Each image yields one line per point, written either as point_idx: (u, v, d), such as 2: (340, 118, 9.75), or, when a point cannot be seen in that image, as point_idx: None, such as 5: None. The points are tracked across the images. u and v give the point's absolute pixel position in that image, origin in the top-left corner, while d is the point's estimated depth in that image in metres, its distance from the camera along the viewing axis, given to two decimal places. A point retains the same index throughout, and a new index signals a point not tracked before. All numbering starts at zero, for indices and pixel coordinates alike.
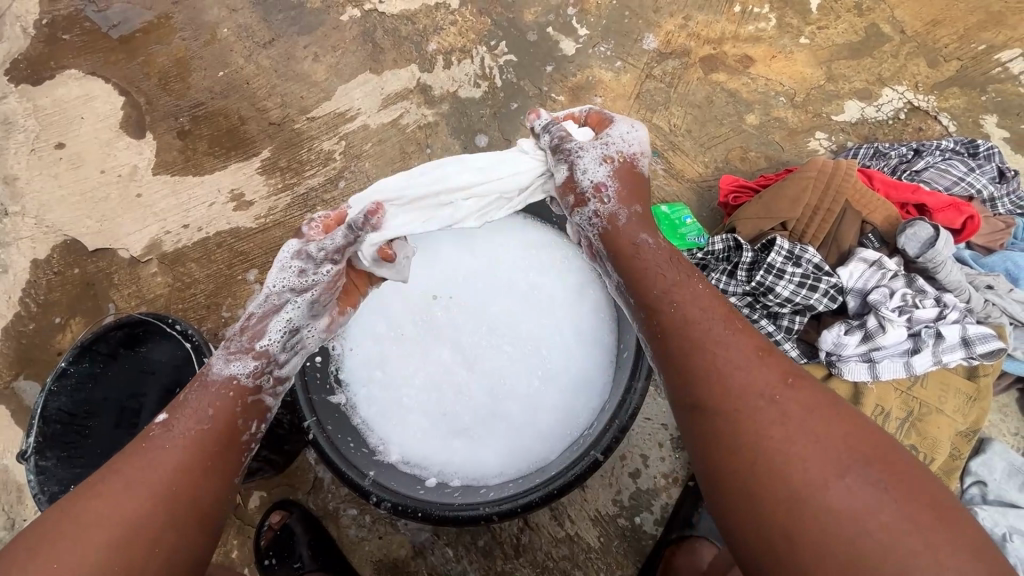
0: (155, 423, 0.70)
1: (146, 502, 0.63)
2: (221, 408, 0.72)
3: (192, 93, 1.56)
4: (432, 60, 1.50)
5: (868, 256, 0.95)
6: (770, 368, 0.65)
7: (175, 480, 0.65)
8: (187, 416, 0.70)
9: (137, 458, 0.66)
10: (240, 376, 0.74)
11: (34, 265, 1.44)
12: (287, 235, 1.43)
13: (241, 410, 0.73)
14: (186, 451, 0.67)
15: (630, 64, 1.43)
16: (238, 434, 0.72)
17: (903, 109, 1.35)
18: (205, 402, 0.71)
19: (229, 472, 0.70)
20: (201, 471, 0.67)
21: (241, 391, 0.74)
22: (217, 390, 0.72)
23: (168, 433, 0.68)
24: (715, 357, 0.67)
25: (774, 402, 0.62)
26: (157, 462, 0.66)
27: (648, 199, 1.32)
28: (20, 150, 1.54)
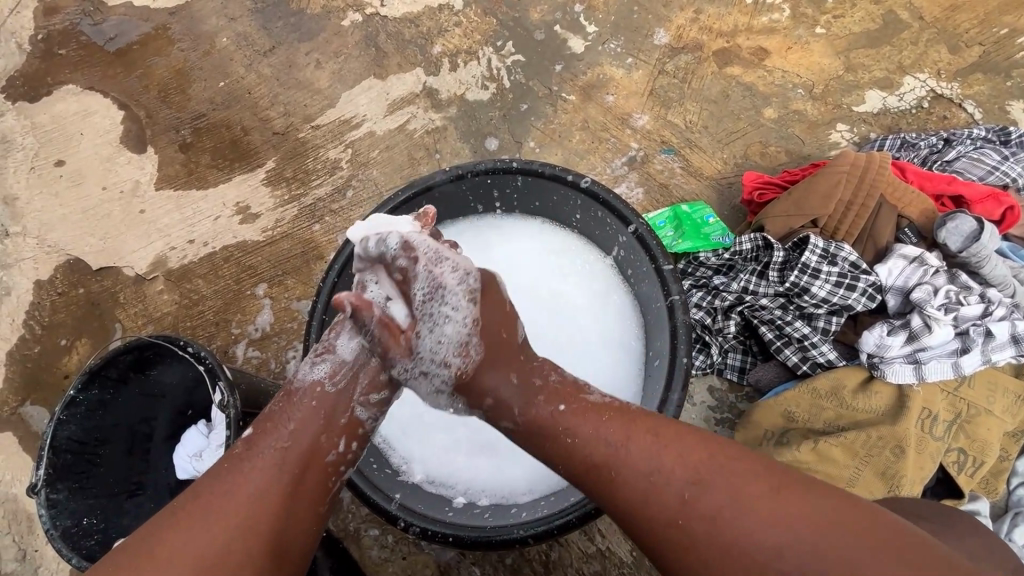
0: (240, 439, 0.67)
1: (231, 527, 0.58)
2: (305, 424, 0.68)
3: (193, 105, 1.52)
4: (437, 63, 1.46)
5: (908, 253, 0.92)
6: (673, 463, 0.60)
7: (261, 506, 0.61)
8: (272, 436, 0.66)
9: (222, 480, 0.62)
10: (329, 389, 0.71)
11: (37, 286, 1.41)
12: (295, 246, 1.39)
13: (330, 427, 0.69)
14: (278, 467, 0.64)
15: (641, 60, 1.39)
16: (323, 455, 0.68)
17: (926, 98, 1.31)
18: (290, 415, 0.68)
19: (313, 496, 0.66)
20: (285, 496, 0.63)
21: (327, 406, 0.70)
22: (304, 402, 0.69)
23: (252, 452, 0.64)
24: (619, 470, 0.61)
25: (703, 506, 0.56)
26: (238, 484, 0.62)
27: (666, 198, 1.28)
28: (19, 169, 1.50)
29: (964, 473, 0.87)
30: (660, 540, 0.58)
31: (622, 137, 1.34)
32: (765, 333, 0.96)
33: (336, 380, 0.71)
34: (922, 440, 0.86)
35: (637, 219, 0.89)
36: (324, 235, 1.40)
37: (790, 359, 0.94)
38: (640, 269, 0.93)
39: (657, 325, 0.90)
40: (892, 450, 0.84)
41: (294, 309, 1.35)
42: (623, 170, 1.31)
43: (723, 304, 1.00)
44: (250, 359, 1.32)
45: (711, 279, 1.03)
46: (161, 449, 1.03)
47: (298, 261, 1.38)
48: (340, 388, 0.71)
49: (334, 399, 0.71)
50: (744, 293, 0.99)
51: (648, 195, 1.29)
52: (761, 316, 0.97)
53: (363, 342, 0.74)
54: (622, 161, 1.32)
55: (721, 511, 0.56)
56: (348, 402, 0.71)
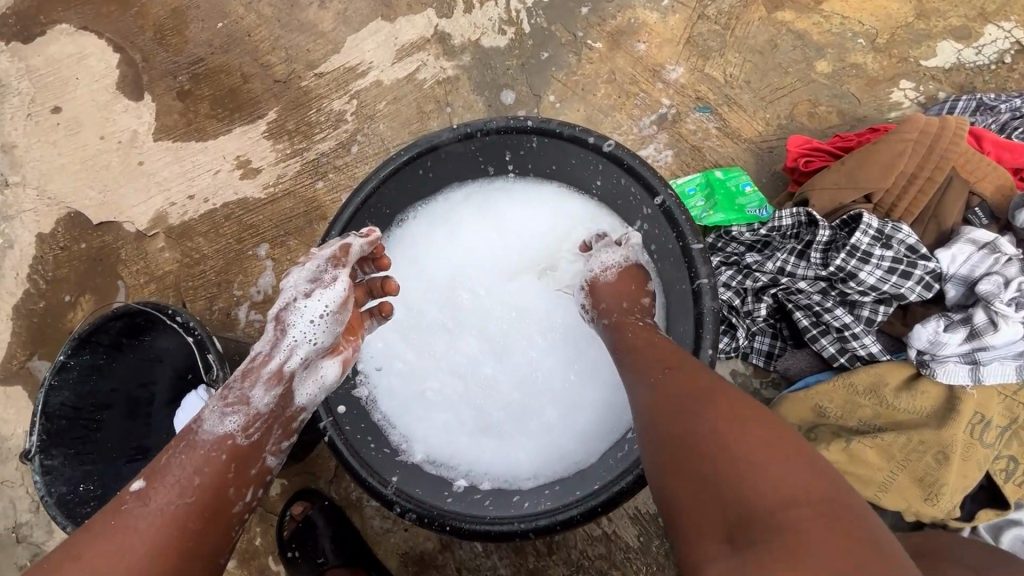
0: (129, 492, 0.62)
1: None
2: (204, 472, 0.63)
3: (191, 48, 1.42)
4: (450, 3, 1.32)
5: (979, 237, 0.80)
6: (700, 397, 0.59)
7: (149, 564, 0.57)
8: (168, 486, 0.62)
9: (106, 537, 0.58)
10: (244, 444, 0.67)
11: (39, 240, 1.38)
12: (298, 206, 1.32)
13: (241, 474, 0.66)
14: (167, 525, 0.59)
15: (680, 2, 1.23)
16: (228, 507, 0.64)
17: (1009, 52, 1.14)
18: (198, 463, 0.63)
19: (213, 548, 0.62)
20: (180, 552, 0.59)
21: (234, 457, 0.66)
22: (206, 454, 0.64)
23: (144, 509, 0.60)
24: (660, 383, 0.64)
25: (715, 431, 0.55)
26: (131, 538, 0.58)
27: (698, 162, 1.16)
28: (16, 116, 1.44)
29: (1011, 482, 0.79)
30: (663, 444, 0.58)
31: (652, 92, 1.21)
32: (800, 320, 0.88)
33: (251, 432, 0.67)
34: (970, 446, 0.77)
35: (665, 189, 0.79)
36: (327, 194, 1.32)
37: (826, 350, 0.85)
38: (665, 246, 0.83)
39: (678, 310, 0.82)
40: (934, 455, 0.77)
41: None
42: (652, 130, 1.19)
43: (754, 285, 0.91)
44: (253, 322, 1.28)
45: (742, 256, 0.93)
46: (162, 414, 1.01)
47: (301, 221, 1.31)
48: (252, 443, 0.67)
49: (248, 449, 0.67)
50: (780, 275, 0.89)
51: (677, 157, 1.17)
52: (796, 301, 0.88)
53: (284, 394, 0.70)
54: (651, 120, 1.19)
55: (722, 439, 0.54)
56: (260, 452, 0.68)
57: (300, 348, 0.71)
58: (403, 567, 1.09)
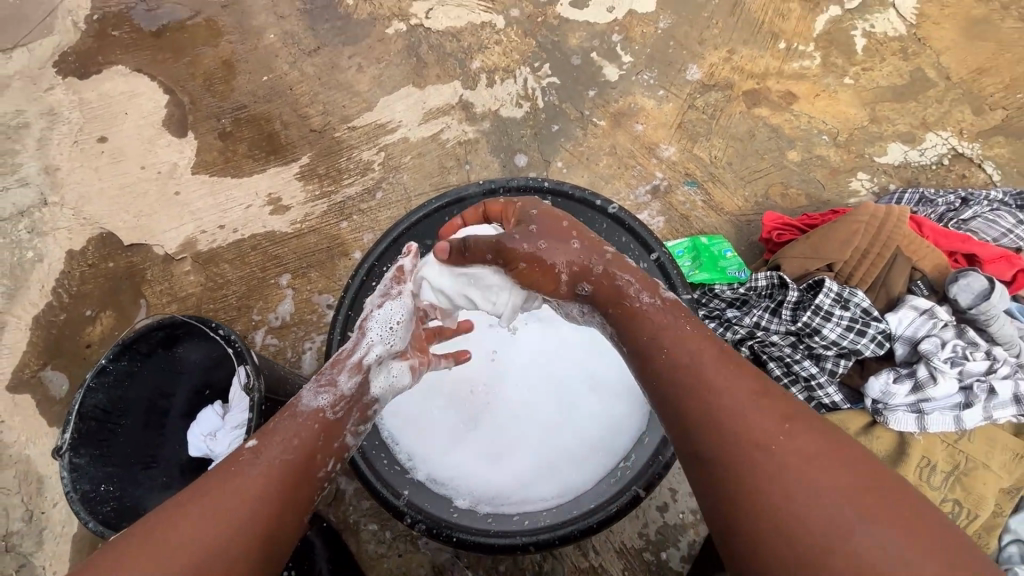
0: (243, 449, 0.69)
1: (228, 532, 0.60)
2: (303, 441, 0.70)
3: (236, 96, 1.58)
4: (475, 77, 1.51)
5: (919, 304, 0.95)
6: (737, 389, 0.59)
7: (263, 512, 0.63)
8: (274, 443, 0.69)
9: (220, 486, 0.64)
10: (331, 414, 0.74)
11: (69, 256, 1.45)
12: (322, 241, 1.43)
13: (333, 432, 0.74)
14: (269, 480, 0.65)
15: (672, 93, 1.44)
16: (316, 470, 0.71)
17: (947, 155, 1.35)
18: (312, 418, 0.72)
19: (302, 507, 0.68)
20: (276, 503, 0.65)
21: (332, 424, 0.74)
22: (303, 421, 0.72)
23: (256, 461, 0.67)
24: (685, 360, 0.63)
25: (762, 431, 0.55)
26: (242, 493, 0.63)
27: (686, 228, 1.32)
28: (63, 142, 1.56)
29: (958, 523, 0.88)
30: (688, 418, 0.60)
31: (647, 166, 1.38)
32: (773, 369, 1.00)
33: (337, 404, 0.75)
34: (919, 487, 0.87)
35: (659, 247, 0.93)
36: (351, 233, 1.44)
37: (796, 397, 0.97)
38: None
39: None
40: None
41: (315, 302, 1.39)
42: (646, 198, 1.35)
43: (734, 336, 1.03)
44: (268, 346, 1.35)
45: (724, 311, 1.06)
46: (178, 425, 1.06)
47: (323, 255, 1.42)
48: (341, 410, 0.75)
49: (334, 420, 0.74)
50: (756, 329, 1.02)
51: (668, 224, 1.33)
52: (770, 352, 1.00)
53: (363, 382, 0.77)
54: (646, 189, 1.36)
55: (783, 439, 0.54)
56: (342, 429, 0.75)
57: (375, 347, 0.79)
58: None
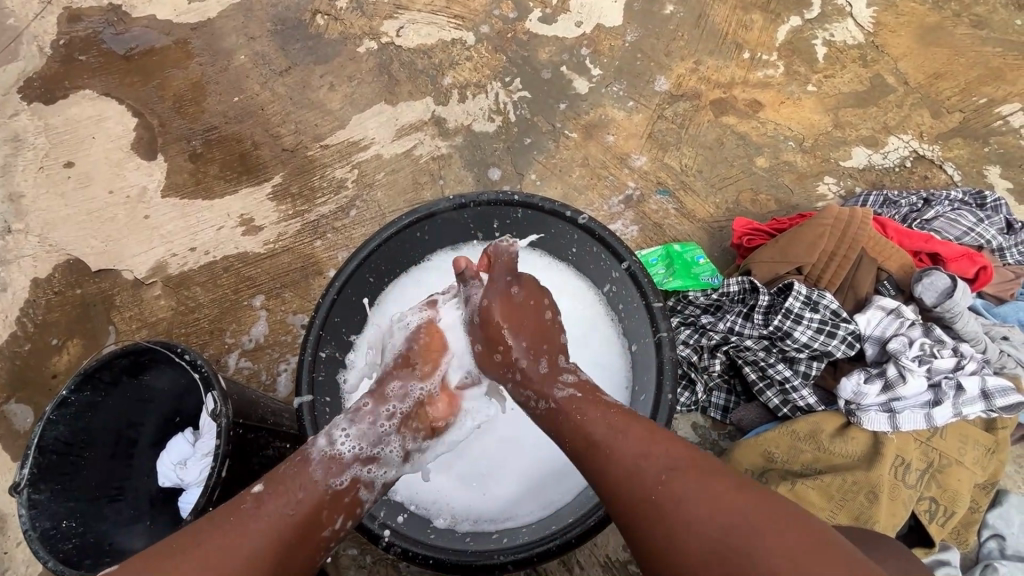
0: (250, 493, 0.71)
1: (227, 572, 0.63)
2: (312, 497, 0.73)
3: (206, 117, 1.56)
4: (447, 93, 1.52)
5: (886, 304, 0.96)
6: (638, 429, 0.68)
7: (266, 561, 0.66)
8: (279, 490, 0.72)
9: (231, 526, 0.67)
10: (339, 472, 0.77)
11: (34, 284, 1.42)
12: (296, 261, 1.41)
13: (346, 489, 0.76)
14: (274, 533, 0.68)
15: (642, 104, 1.46)
16: (320, 529, 0.73)
17: (909, 157, 1.38)
18: (331, 464, 0.77)
19: (304, 564, 0.71)
20: (280, 559, 0.68)
21: (347, 471, 0.77)
22: (308, 471, 0.75)
23: (263, 506, 0.70)
24: (589, 432, 0.70)
25: (658, 486, 0.62)
26: (245, 537, 0.66)
27: (659, 236, 1.33)
28: (27, 168, 1.53)
29: (935, 521, 0.89)
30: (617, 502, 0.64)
31: (620, 176, 1.39)
32: (749, 374, 1.00)
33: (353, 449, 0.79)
34: (895, 486, 0.88)
35: (630, 257, 0.93)
36: (325, 251, 1.42)
37: (771, 401, 0.97)
38: (630, 305, 0.96)
39: (643, 362, 0.93)
40: (866, 495, 0.87)
41: (289, 323, 1.37)
42: (619, 208, 1.36)
43: (709, 342, 1.03)
44: (242, 369, 1.33)
45: (699, 317, 1.06)
46: (146, 455, 1.03)
47: (297, 275, 1.40)
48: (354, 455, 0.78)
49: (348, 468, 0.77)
50: (730, 334, 1.02)
51: (642, 232, 1.34)
52: (745, 357, 1.01)
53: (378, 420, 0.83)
54: (619, 199, 1.37)
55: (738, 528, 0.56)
56: (352, 485, 0.77)
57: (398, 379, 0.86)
58: None
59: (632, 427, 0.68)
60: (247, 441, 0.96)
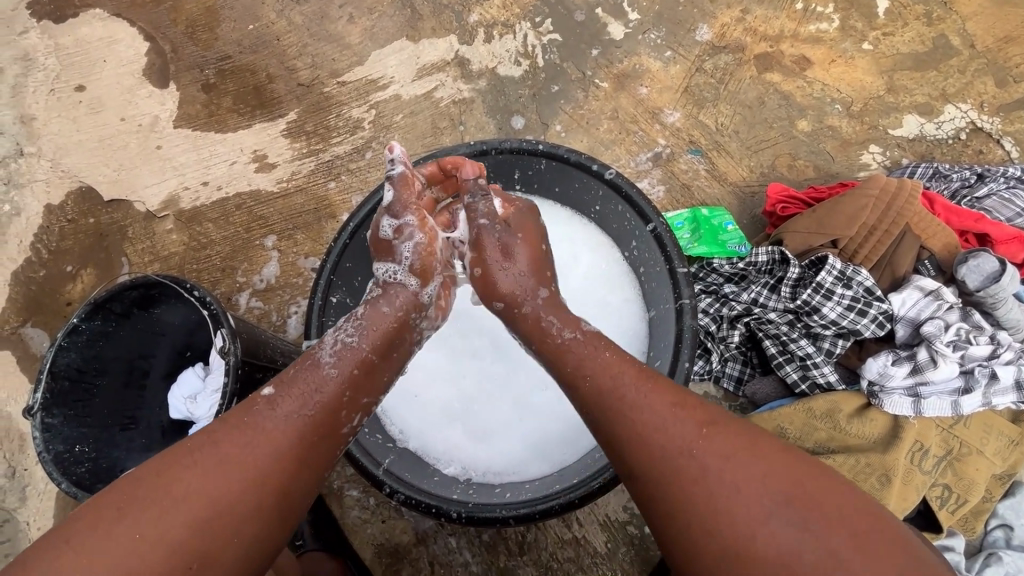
0: (260, 396, 0.67)
1: (240, 483, 0.60)
2: (323, 394, 0.69)
3: (220, 45, 1.49)
4: (472, 32, 1.42)
5: (925, 285, 0.91)
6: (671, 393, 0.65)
7: (277, 462, 0.63)
8: (292, 397, 0.67)
9: (239, 431, 0.64)
10: (362, 371, 0.73)
11: (48, 210, 1.40)
12: (309, 202, 1.38)
13: (365, 388, 0.73)
14: (287, 433, 0.65)
15: (680, 55, 1.36)
16: (338, 426, 0.70)
17: (965, 129, 1.28)
18: (351, 359, 0.72)
19: (322, 463, 0.68)
20: (295, 462, 0.65)
21: (366, 367, 0.73)
22: (326, 375, 0.70)
23: (273, 413, 0.66)
24: (602, 379, 0.68)
25: (695, 446, 0.60)
26: (257, 443, 0.63)
27: (687, 199, 1.26)
28: (39, 90, 1.48)
29: (945, 508, 0.87)
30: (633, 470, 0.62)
31: (650, 132, 1.32)
32: (768, 347, 0.96)
33: (376, 347, 0.75)
34: (910, 471, 0.86)
35: (656, 218, 0.88)
36: (339, 194, 1.38)
37: (790, 376, 0.94)
38: (652, 268, 0.92)
39: (662, 327, 0.90)
40: (878, 477, 0.85)
41: (300, 266, 1.35)
42: (647, 165, 1.29)
43: (730, 313, 0.99)
44: (252, 308, 1.32)
45: (721, 286, 1.02)
46: (156, 388, 1.04)
47: (310, 217, 1.37)
48: (382, 355, 0.76)
49: (374, 363, 0.74)
50: (753, 305, 0.99)
51: (669, 193, 1.27)
52: (766, 330, 0.97)
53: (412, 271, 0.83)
54: (647, 157, 1.30)
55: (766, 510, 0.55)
56: (367, 378, 0.73)
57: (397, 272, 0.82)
58: (377, 558, 1.11)
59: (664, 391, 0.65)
60: (254, 379, 0.95)
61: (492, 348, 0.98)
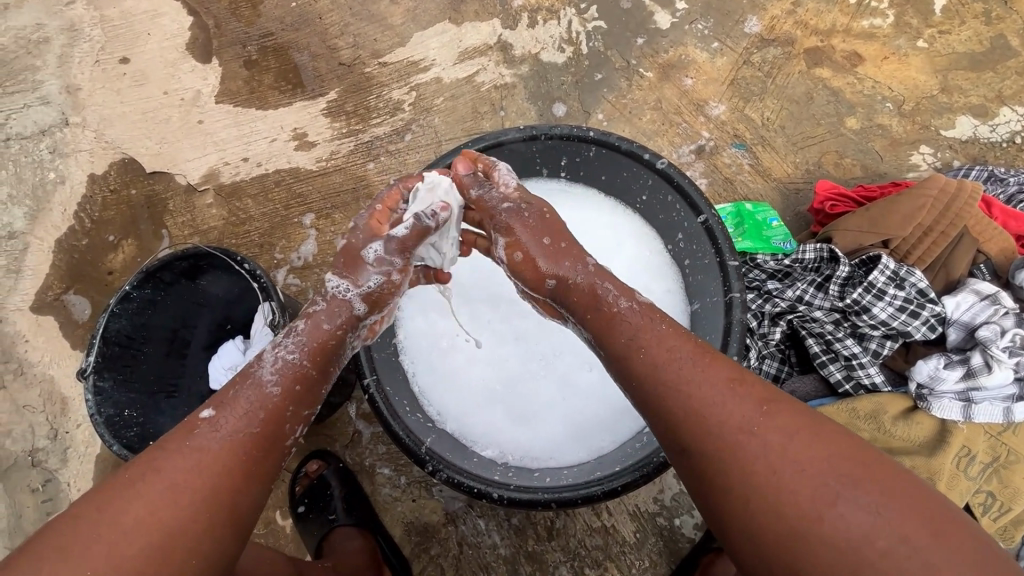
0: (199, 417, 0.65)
1: (181, 507, 0.58)
2: (266, 405, 0.67)
3: (263, 22, 1.49)
4: (516, 16, 1.41)
5: (982, 289, 0.89)
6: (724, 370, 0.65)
7: (223, 482, 0.61)
8: (234, 416, 0.65)
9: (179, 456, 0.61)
10: (303, 390, 0.70)
11: (91, 180, 1.42)
12: (347, 182, 1.38)
13: (308, 399, 0.71)
14: (231, 452, 0.63)
15: (728, 47, 1.34)
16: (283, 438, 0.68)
17: (1020, 133, 1.25)
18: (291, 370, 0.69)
19: (270, 476, 0.66)
20: (242, 478, 0.63)
21: (311, 376, 0.71)
22: (268, 393, 0.67)
23: (215, 433, 0.63)
24: (655, 350, 0.68)
25: (752, 421, 0.60)
26: (198, 465, 0.61)
27: (729, 193, 1.25)
28: (85, 61, 1.50)
29: (988, 515, 0.86)
30: (687, 444, 0.62)
31: (694, 124, 1.30)
32: (812, 345, 0.95)
33: (316, 362, 0.72)
34: (955, 476, 0.85)
35: (708, 210, 0.87)
36: (377, 174, 1.39)
37: (834, 376, 0.92)
38: (699, 260, 0.91)
39: (708, 320, 0.89)
40: (922, 481, 0.84)
41: (337, 245, 1.36)
42: (689, 158, 1.28)
43: (773, 309, 0.98)
44: (289, 285, 1.34)
45: (765, 282, 1.01)
46: (198, 358, 1.06)
47: (348, 197, 1.38)
48: (320, 368, 0.73)
49: (315, 380, 0.72)
50: (798, 302, 0.97)
51: (711, 186, 1.25)
52: (810, 328, 0.96)
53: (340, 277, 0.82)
54: (689, 149, 1.28)
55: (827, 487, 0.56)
56: (312, 389, 0.71)
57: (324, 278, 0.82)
58: (406, 536, 1.13)
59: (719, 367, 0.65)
60: None
61: (535, 333, 0.99)
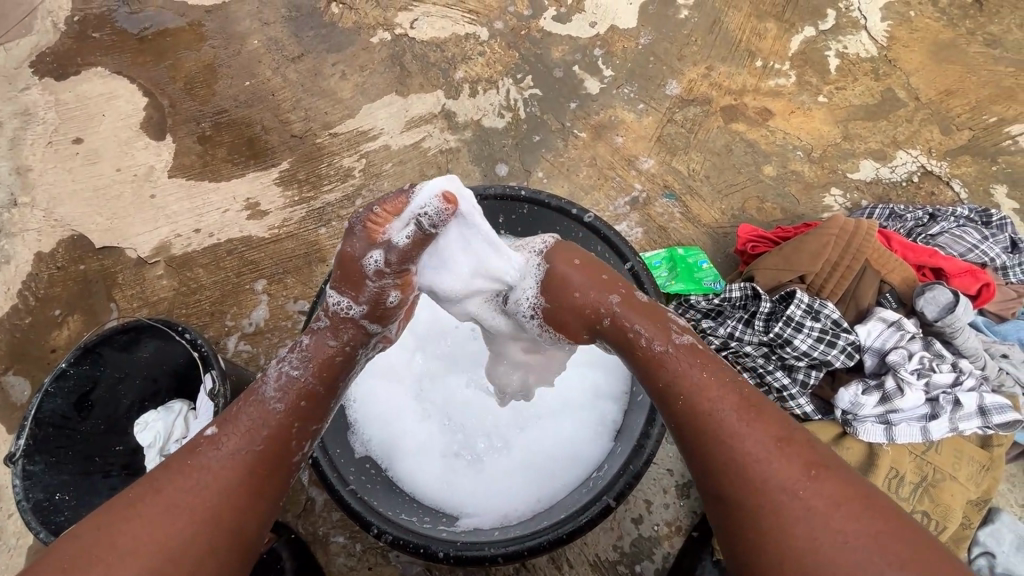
0: (204, 436, 0.65)
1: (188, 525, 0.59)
2: (241, 441, 0.65)
3: (217, 100, 1.56)
4: (458, 87, 1.52)
5: (887, 316, 0.96)
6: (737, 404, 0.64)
7: (225, 498, 0.62)
8: (234, 433, 0.65)
9: (182, 477, 0.62)
10: (314, 404, 0.71)
11: (38, 257, 1.42)
12: (299, 247, 1.42)
13: (303, 416, 0.69)
14: (235, 473, 0.63)
15: (652, 107, 1.46)
16: (290, 455, 0.68)
17: (916, 173, 1.39)
18: (260, 419, 0.67)
19: (275, 493, 0.66)
20: (248, 498, 0.63)
21: (274, 429, 0.67)
22: (272, 410, 0.68)
23: (217, 452, 0.64)
24: (693, 395, 0.65)
25: (764, 461, 0.60)
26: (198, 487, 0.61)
27: (663, 240, 1.33)
28: (36, 142, 1.53)
29: None
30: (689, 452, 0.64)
31: (627, 177, 1.40)
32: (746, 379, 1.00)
33: (324, 379, 0.71)
34: None
35: (633, 257, 0.93)
36: (329, 239, 1.43)
37: None
38: None
39: None
40: None
41: (290, 310, 1.38)
42: (625, 209, 1.37)
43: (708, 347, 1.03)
44: (241, 352, 1.34)
45: (699, 321, 1.05)
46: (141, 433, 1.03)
47: (301, 260, 1.41)
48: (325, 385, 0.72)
49: (324, 395, 0.71)
50: (730, 339, 1.02)
51: (645, 235, 1.35)
52: (743, 363, 1.00)
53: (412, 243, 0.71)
54: (624, 201, 1.38)
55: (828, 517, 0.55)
56: (291, 417, 0.68)
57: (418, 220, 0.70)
58: None
59: (766, 423, 0.62)
60: None
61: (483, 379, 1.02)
